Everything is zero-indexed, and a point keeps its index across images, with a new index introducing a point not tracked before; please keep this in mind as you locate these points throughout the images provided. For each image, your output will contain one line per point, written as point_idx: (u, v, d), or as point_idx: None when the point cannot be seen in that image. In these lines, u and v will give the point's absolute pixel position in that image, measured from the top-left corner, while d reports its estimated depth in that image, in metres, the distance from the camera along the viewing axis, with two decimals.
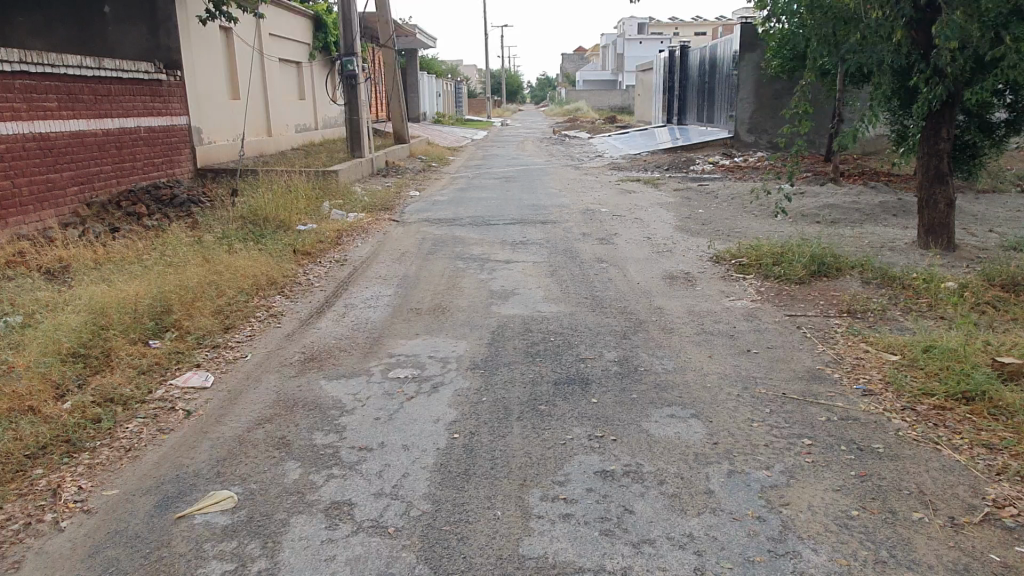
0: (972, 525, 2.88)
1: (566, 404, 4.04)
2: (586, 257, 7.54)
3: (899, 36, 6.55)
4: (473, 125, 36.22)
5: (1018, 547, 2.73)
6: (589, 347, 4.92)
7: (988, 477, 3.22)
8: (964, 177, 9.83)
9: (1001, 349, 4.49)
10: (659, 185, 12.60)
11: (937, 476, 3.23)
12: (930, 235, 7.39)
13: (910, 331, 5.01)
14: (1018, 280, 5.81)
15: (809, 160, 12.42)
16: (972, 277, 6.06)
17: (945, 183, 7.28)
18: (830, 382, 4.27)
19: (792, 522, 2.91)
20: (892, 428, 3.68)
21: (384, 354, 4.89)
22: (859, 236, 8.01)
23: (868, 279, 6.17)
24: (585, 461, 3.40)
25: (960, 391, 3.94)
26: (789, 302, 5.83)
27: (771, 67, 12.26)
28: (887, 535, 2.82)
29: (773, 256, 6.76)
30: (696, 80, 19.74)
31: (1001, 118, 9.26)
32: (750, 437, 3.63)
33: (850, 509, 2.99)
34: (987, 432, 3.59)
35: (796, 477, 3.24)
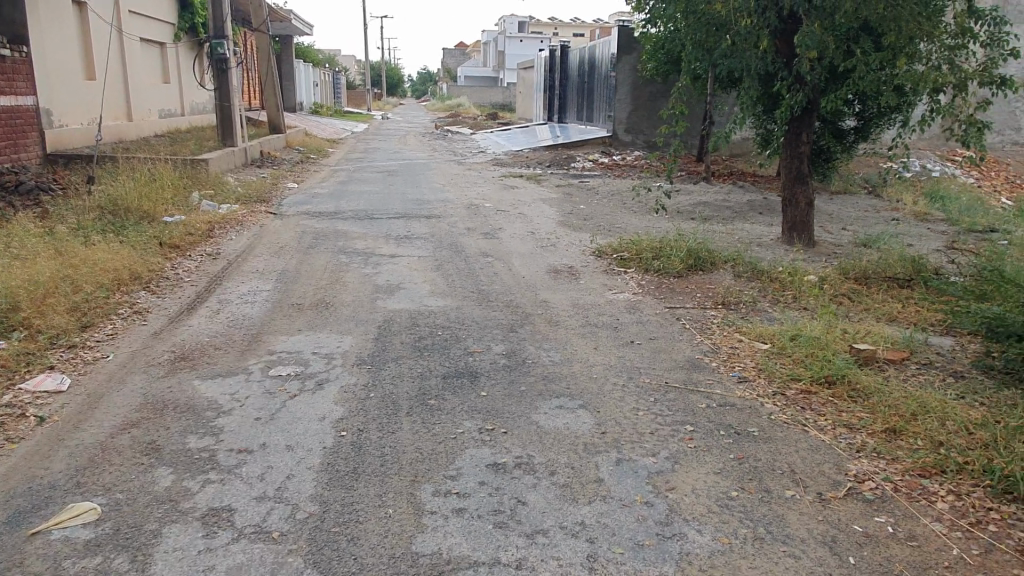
0: (837, 499, 3.09)
1: (456, 398, 4.00)
2: (472, 252, 7.53)
3: (765, 44, 6.96)
4: (353, 118, 35.40)
5: (877, 517, 2.96)
6: (477, 341, 4.91)
7: (850, 454, 3.47)
8: (820, 179, 10.61)
9: (857, 336, 4.87)
10: (542, 181, 12.79)
11: (805, 455, 3.44)
12: (792, 231, 7.92)
13: (778, 321, 5.34)
14: (868, 273, 6.32)
15: (682, 160, 12.99)
16: (830, 271, 6.54)
17: (805, 183, 7.82)
18: (708, 371, 4.47)
19: (678, 506, 3.01)
20: (765, 413, 3.90)
21: (264, 352, 4.66)
22: (730, 232, 8.45)
23: (739, 273, 6.52)
24: (477, 455, 3.38)
25: (823, 376, 4.23)
26: (668, 295, 6.06)
27: (647, 70, 12.72)
28: (764, 513, 2.98)
29: (653, 251, 7.01)
30: (576, 80, 20.20)
31: (851, 125, 10.05)
32: (636, 425, 3.73)
33: (730, 490, 3.14)
34: (847, 412, 3.87)
35: (680, 462, 3.36)
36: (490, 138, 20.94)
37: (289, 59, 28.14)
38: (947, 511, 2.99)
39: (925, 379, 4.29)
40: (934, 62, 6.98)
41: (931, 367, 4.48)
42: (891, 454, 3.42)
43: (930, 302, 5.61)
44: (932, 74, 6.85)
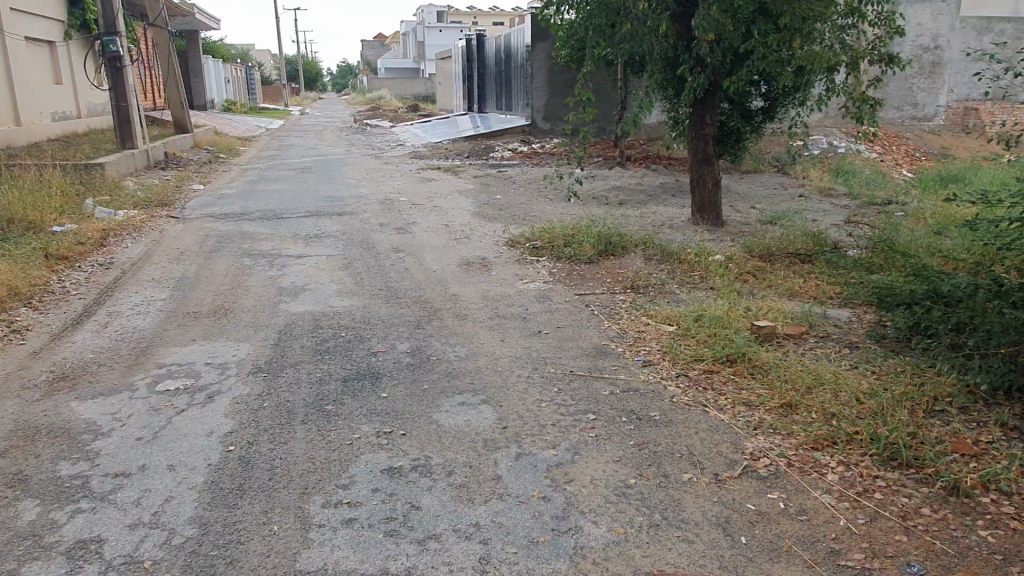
0: (733, 479, 3.10)
1: (355, 402, 3.86)
2: (383, 248, 7.36)
3: (664, 28, 6.98)
4: (269, 113, 34.42)
5: (770, 494, 2.98)
6: (381, 340, 4.77)
7: (747, 432, 3.50)
8: (730, 159, 10.82)
9: (759, 313, 4.95)
10: (459, 172, 12.64)
11: (704, 437, 3.45)
12: (701, 213, 8.03)
13: (684, 302, 5.39)
14: (772, 250, 6.46)
15: (598, 146, 13.06)
16: (736, 249, 6.65)
17: (711, 164, 7.93)
18: (614, 357, 4.46)
19: (575, 498, 2.97)
20: (667, 396, 3.90)
21: (152, 365, 4.41)
22: (642, 215, 8.52)
23: (649, 256, 6.57)
24: (372, 460, 3.26)
25: (725, 355, 4.28)
26: (579, 281, 6.04)
27: (559, 56, 12.71)
28: (660, 499, 2.96)
29: (564, 238, 7.00)
30: (493, 69, 20.10)
31: (758, 106, 10.24)
32: (539, 418, 3.68)
33: (628, 478, 3.12)
34: (747, 390, 3.92)
35: (580, 452, 3.33)
36: (409, 130, 20.65)
37: (196, 55, 27.11)
38: (836, 482, 3.04)
39: (822, 351, 4.38)
40: (826, 42, 7.19)
41: (828, 340, 4.59)
42: (786, 429, 3.47)
43: (830, 275, 5.76)
44: (826, 55, 7.04)
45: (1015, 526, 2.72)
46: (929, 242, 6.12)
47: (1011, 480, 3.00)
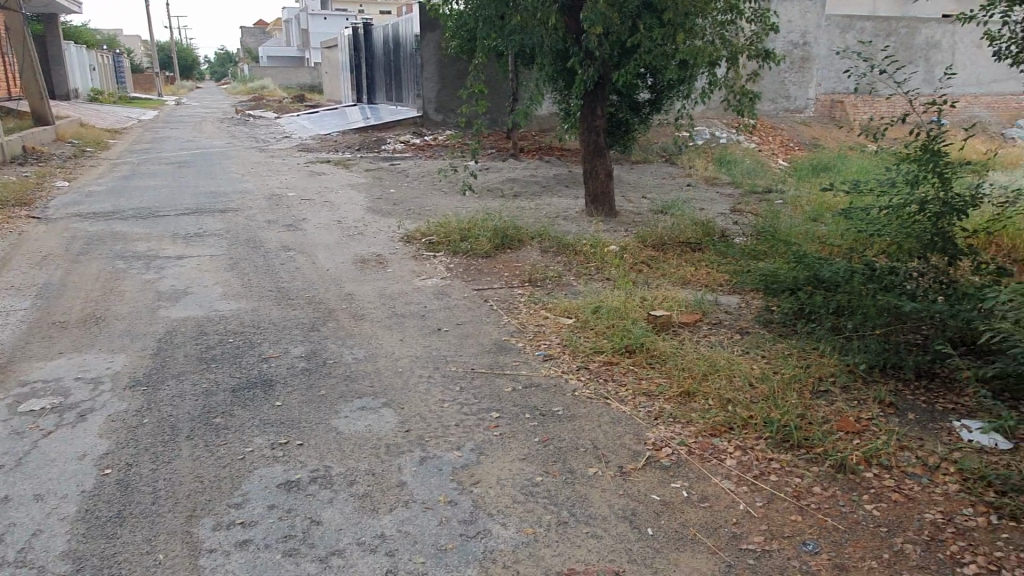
0: (637, 471, 3.13)
1: (245, 413, 3.64)
2: (271, 246, 7.03)
3: (553, 21, 6.99)
4: (140, 103, 32.32)
5: (673, 483, 3.03)
6: (272, 345, 4.54)
7: (648, 422, 3.56)
8: (620, 151, 11.05)
9: (654, 302, 5.06)
10: (350, 165, 12.29)
11: (607, 429, 3.48)
12: (594, 204, 8.15)
13: (582, 294, 5.43)
14: (664, 240, 6.62)
15: (491, 138, 13.03)
16: (630, 239, 6.78)
17: (603, 156, 8.04)
18: (515, 352, 4.43)
19: (482, 501, 2.91)
20: (569, 390, 3.91)
21: (12, 384, 3.99)
22: (537, 207, 8.56)
23: (546, 248, 6.59)
24: (267, 475, 3.08)
25: (623, 346, 4.34)
26: (477, 276, 5.98)
27: (449, 47, 12.57)
28: (567, 495, 2.95)
29: (461, 232, 6.91)
30: (382, 59, 19.65)
31: (645, 98, 10.49)
32: (441, 419, 3.59)
33: (535, 476, 3.09)
34: (646, 380, 3.99)
35: (485, 452, 3.27)
36: (296, 121, 19.92)
37: (55, 41, 25.05)
38: (734, 467, 3.13)
39: (715, 338, 4.53)
40: (707, 38, 7.44)
41: (720, 327, 4.74)
42: (685, 417, 3.55)
43: (719, 263, 5.97)
44: (708, 50, 7.29)
45: (897, 498, 2.90)
46: (807, 229, 6.45)
47: (890, 454, 3.20)
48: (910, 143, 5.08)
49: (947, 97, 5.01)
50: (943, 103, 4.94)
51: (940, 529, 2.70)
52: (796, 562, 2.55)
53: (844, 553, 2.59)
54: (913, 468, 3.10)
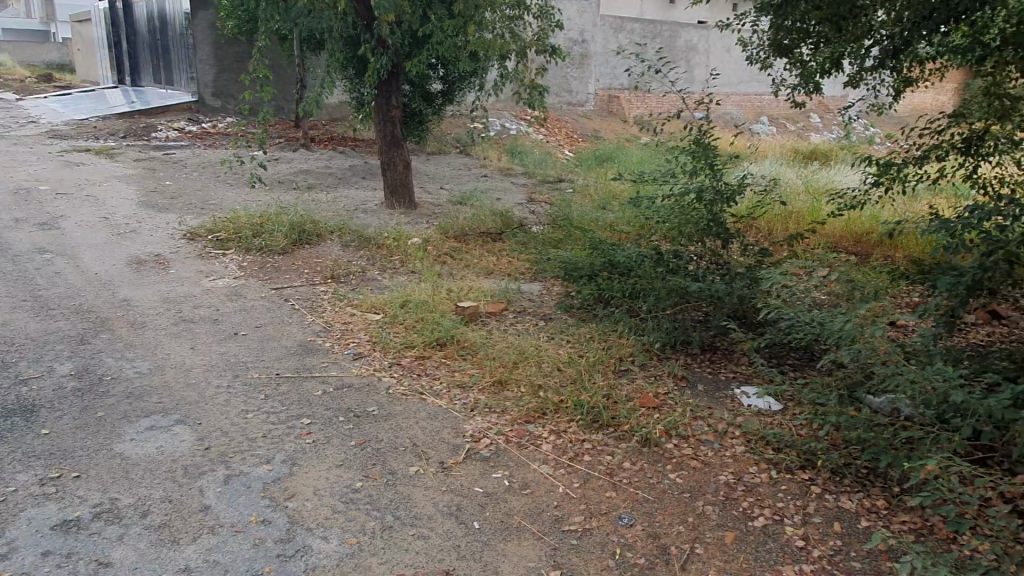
0: (458, 465, 3.10)
1: (3, 446, 3.11)
2: (22, 248, 6.09)
3: (342, 6, 6.71)
4: None
5: (494, 473, 3.05)
6: (33, 364, 3.92)
7: (465, 414, 3.55)
8: (415, 141, 10.97)
9: (461, 294, 5.08)
10: (115, 155, 11.01)
11: (425, 425, 3.41)
12: (393, 195, 8.00)
13: (387, 288, 5.31)
14: (465, 231, 6.68)
15: (278, 126, 12.33)
16: (431, 231, 6.75)
17: (400, 146, 7.91)
18: (322, 353, 4.21)
19: (299, 515, 2.73)
20: (383, 388, 3.79)
21: None
22: (334, 200, 8.25)
23: (346, 243, 6.36)
24: (37, 517, 2.65)
25: (434, 339, 4.30)
26: (273, 274, 5.62)
27: (226, 28, 11.66)
28: (390, 498, 2.85)
29: (252, 227, 6.46)
30: (146, 36, 17.80)
31: (438, 89, 10.48)
32: (246, 431, 3.32)
33: (354, 482, 2.95)
34: (459, 372, 3.98)
35: (298, 463, 3.07)
36: (43, 104, 17.48)
37: None
38: (551, 451, 3.22)
39: (522, 326, 4.64)
40: (497, 31, 7.54)
41: (525, 315, 4.87)
42: (500, 407, 3.59)
43: (520, 252, 6.12)
44: (498, 43, 7.40)
45: (695, 465, 3.15)
46: (597, 217, 6.82)
47: (686, 424, 3.47)
48: (684, 137, 5.53)
49: (712, 95, 5.50)
50: (709, 101, 5.42)
51: (732, 488, 2.98)
52: (615, 536, 2.67)
53: (655, 522, 2.76)
54: (706, 435, 3.40)
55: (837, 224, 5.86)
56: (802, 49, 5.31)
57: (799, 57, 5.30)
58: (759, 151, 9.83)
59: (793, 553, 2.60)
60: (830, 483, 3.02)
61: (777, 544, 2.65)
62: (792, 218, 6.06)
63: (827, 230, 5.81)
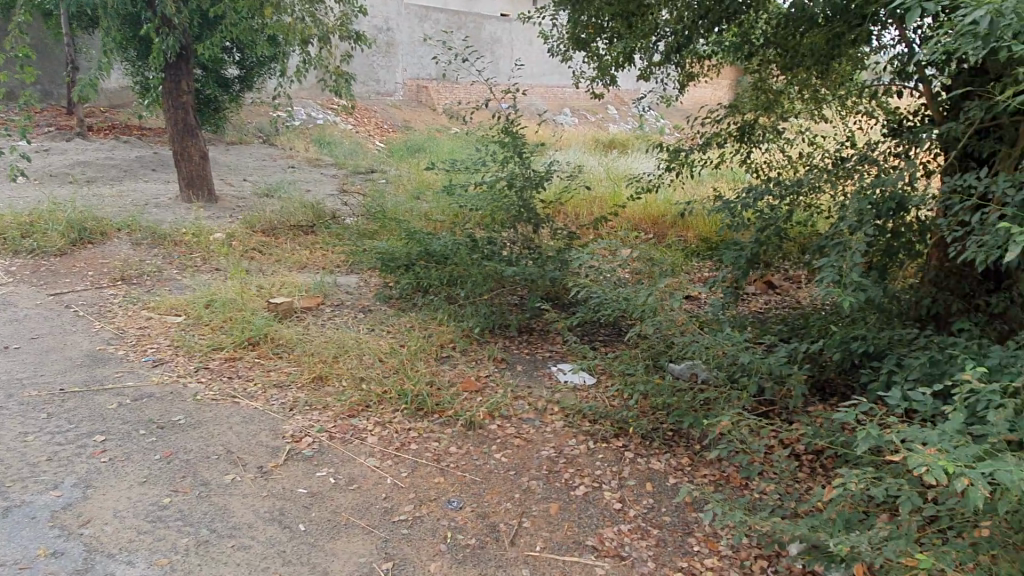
0: (279, 467, 2.94)
1: None
2: None
3: None
4: None
5: (319, 472, 2.93)
6: None
7: (283, 414, 3.37)
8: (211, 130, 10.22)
9: (273, 290, 4.82)
10: None
11: (240, 430, 3.20)
12: (189, 188, 7.40)
13: (189, 287, 4.91)
14: (274, 224, 6.35)
15: (46, 112, 10.94)
16: (236, 225, 6.33)
17: (196, 135, 7.31)
18: (115, 362, 3.81)
19: (97, 542, 2.45)
20: (189, 394, 3.51)
21: None
22: (120, 195, 7.49)
23: (137, 242, 5.81)
24: None
25: (245, 338, 4.04)
26: (50, 279, 5.00)
27: None
28: (204, 511, 2.63)
29: (20, 226, 5.69)
30: None
31: (235, 74, 9.82)
32: (26, 456, 2.93)
33: (161, 498, 2.69)
34: (275, 371, 3.78)
35: (93, 485, 2.76)
36: None
37: None
38: (376, 443, 3.16)
39: (340, 319, 4.51)
40: (297, 16, 7.08)
41: (343, 308, 4.73)
42: (321, 402, 3.46)
43: (333, 245, 5.93)
44: (299, 27, 7.04)
45: (518, 443, 3.26)
46: (412, 206, 6.77)
47: (508, 405, 3.58)
48: (492, 125, 5.63)
49: (517, 85, 5.64)
50: (514, 91, 5.55)
51: (554, 461, 3.12)
52: (445, 521, 2.68)
53: (483, 502, 2.81)
54: (527, 414, 3.53)
55: (636, 207, 6.28)
56: (598, 42, 5.57)
57: (595, 51, 5.56)
58: (563, 140, 10.26)
59: (612, 516, 2.77)
60: (641, 447, 3.26)
61: (597, 509, 2.80)
62: (595, 203, 6.40)
63: (628, 213, 6.20)
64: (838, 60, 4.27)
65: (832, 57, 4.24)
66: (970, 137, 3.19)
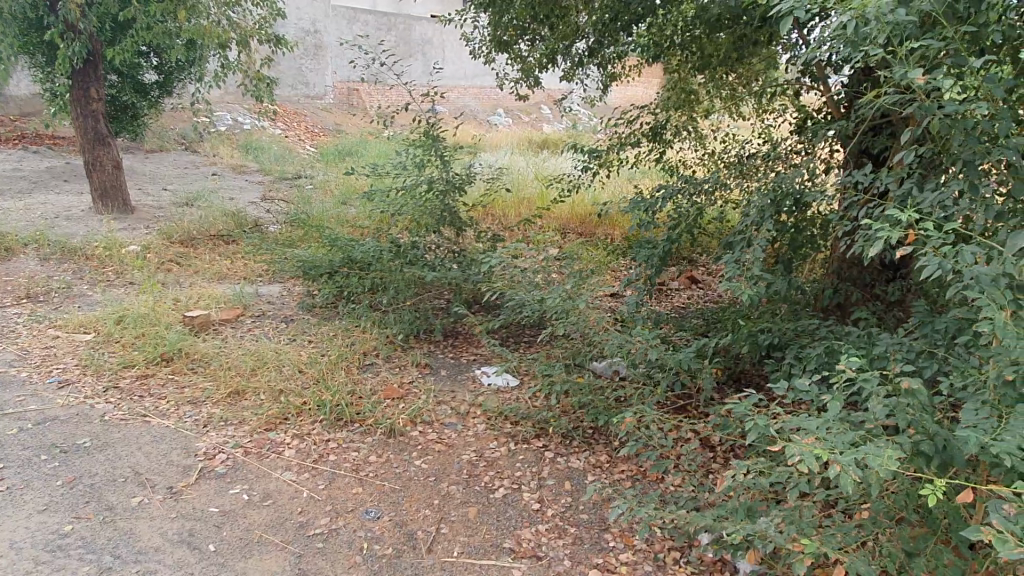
0: (189, 487, 2.86)
1: None
2: None
3: None
4: None
5: (232, 489, 2.86)
6: None
7: (197, 431, 3.28)
8: (128, 137, 9.86)
9: (190, 303, 4.69)
10: None
11: (150, 450, 3.10)
12: (102, 199, 7.12)
13: (100, 303, 4.73)
14: (193, 235, 6.17)
15: None
16: (152, 237, 6.12)
17: (107, 144, 7.05)
18: (17, 386, 3.64)
19: None
20: (97, 415, 3.37)
21: None
22: (28, 208, 7.16)
23: (45, 257, 5.56)
24: None
25: (158, 354, 3.92)
26: None
27: None
28: (108, 537, 2.54)
29: None
30: None
31: (152, 79, 9.48)
32: None
33: (62, 526, 2.59)
34: (189, 387, 3.67)
35: None
36: None
37: None
38: (294, 456, 3.11)
39: (260, 331, 4.41)
40: (213, 19, 6.92)
41: (264, 319, 4.64)
42: (237, 417, 3.38)
43: (255, 254, 5.80)
44: (215, 32, 6.84)
45: (439, 448, 3.25)
46: (338, 213, 6.67)
47: (430, 410, 3.58)
48: (415, 129, 5.59)
49: (437, 88, 5.60)
50: (434, 94, 5.53)
51: (474, 465, 3.12)
52: (362, 531, 2.65)
53: (401, 510, 2.79)
54: (449, 418, 3.53)
55: (563, 207, 6.33)
56: (520, 44, 5.48)
57: (518, 52, 5.46)
58: (494, 141, 10.25)
59: (531, 516, 2.79)
60: (561, 446, 3.29)
61: (516, 511, 2.82)
62: (524, 205, 6.44)
63: (556, 213, 6.25)
64: (746, 61, 4.41)
65: (739, 58, 4.39)
66: (863, 134, 3.35)
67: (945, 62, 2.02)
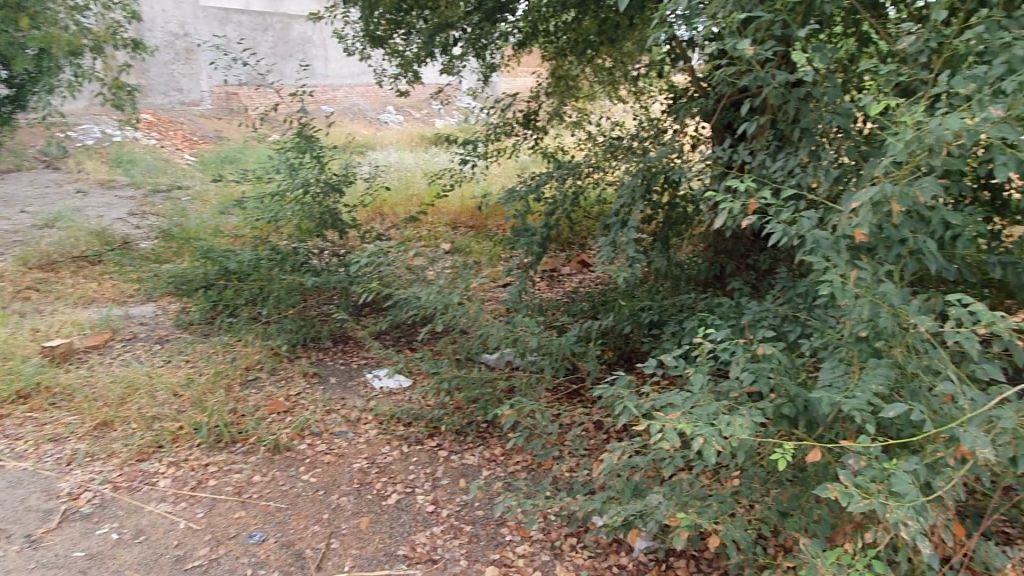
0: (51, 533, 2.63)
1: None
2: None
3: None
4: None
5: (100, 529, 2.65)
6: None
7: (59, 470, 3.02)
8: None
9: (50, 332, 4.33)
10: None
11: (5, 497, 2.83)
12: None
13: None
14: (54, 258, 5.71)
15: None
16: (6, 264, 5.62)
17: None
18: None
19: None
20: None
21: None
22: None
23: None
24: None
25: (13, 391, 3.59)
26: None
27: None
28: None
29: None
30: None
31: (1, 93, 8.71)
32: None
33: None
34: (50, 423, 3.38)
35: None
36: None
37: None
38: (169, 486, 2.91)
39: (131, 355, 4.12)
40: (61, 24, 6.37)
41: (136, 342, 4.34)
42: (105, 450, 3.14)
43: (124, 274, 5.42)
44: (64, 38, 6.33)
45: (329, 459, 3.12)
46: (216, 223, 6.33)
47: (318, 421, 3.43)
48: (289, 131, 5.35)
49: (307, 88, 5.37)
50: (303, 94, 5.30)
51: (366, 473, 3.02)
52: (245, 557, 2.51)
53: (288, 530, 2.66)
54: (339, 427, 3.40)
55: (453, 201, 6.25)
56: (396, 39, 5.19)
57: (395, 47, 5.14)
58: (383, 138, 9.98)
59: (424, 520, 2.72)
60: (455, 444, 3.24)
61: (409, 515, 2.74)
62: (413, 202, 6.33)
63: (445, 208, 6.16)
64: (619, 43, 4.49)
65: (610, 41, 4.48)
66: (723, 109, 3.42)
67: (777, 33, 2.10)
